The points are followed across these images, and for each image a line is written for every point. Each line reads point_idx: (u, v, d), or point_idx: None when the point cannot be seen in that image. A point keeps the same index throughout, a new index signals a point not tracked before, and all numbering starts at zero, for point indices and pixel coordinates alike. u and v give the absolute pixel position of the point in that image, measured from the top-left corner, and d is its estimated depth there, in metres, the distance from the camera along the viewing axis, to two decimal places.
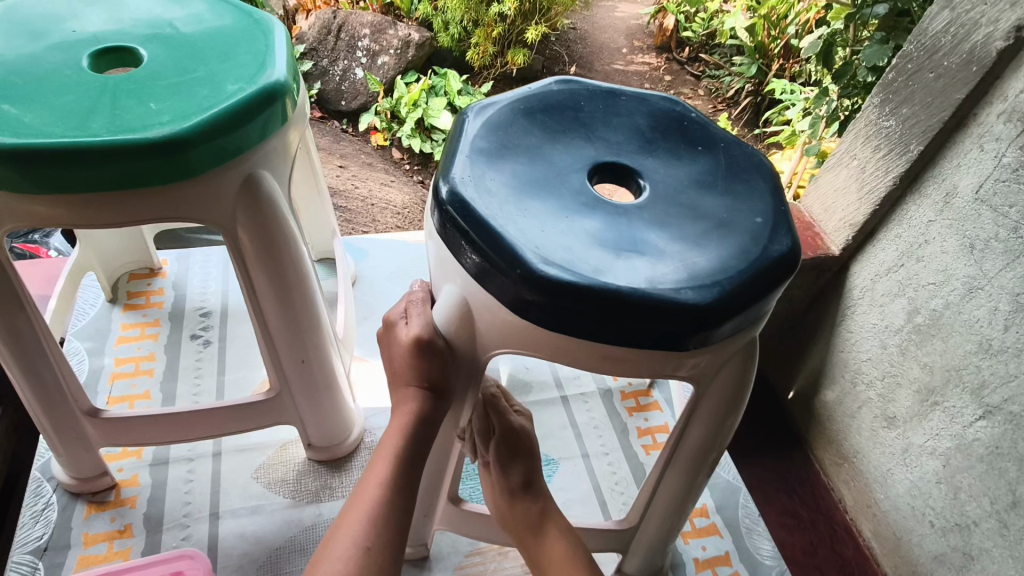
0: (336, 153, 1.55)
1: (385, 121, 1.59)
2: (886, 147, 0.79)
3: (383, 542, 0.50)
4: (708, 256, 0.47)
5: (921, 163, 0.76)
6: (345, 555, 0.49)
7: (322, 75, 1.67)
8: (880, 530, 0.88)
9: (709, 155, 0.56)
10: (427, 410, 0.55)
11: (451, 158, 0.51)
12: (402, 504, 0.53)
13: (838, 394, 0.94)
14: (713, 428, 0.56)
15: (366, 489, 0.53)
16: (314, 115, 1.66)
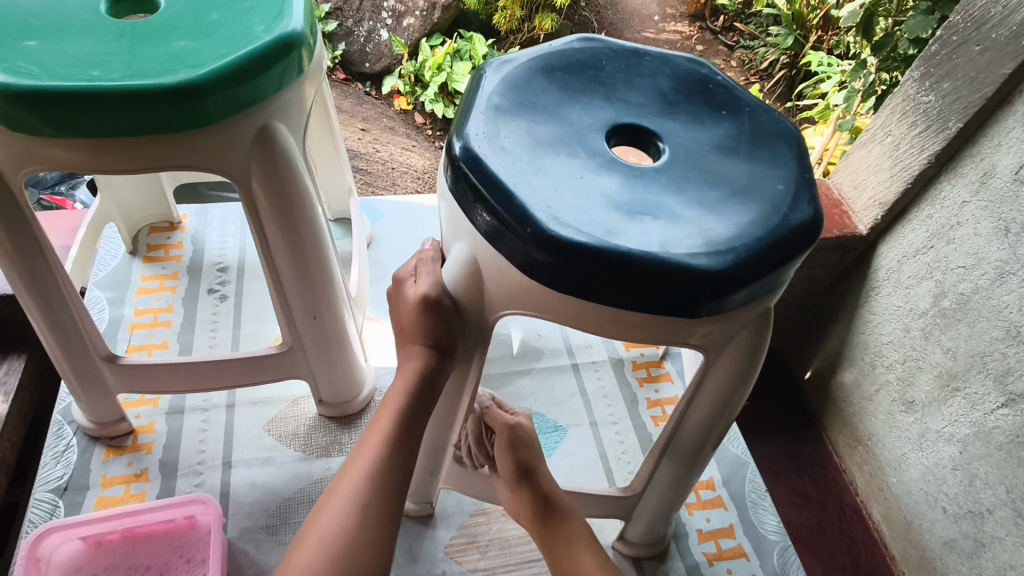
0: (359, 116, 1.54)
1: (408, 84, 1.57)
2: (923, 123, 0.76)
3: (380, 500, 0.51)
4: (725, 222, 0.45)
5: (959, 141, 0.73)
6: (342, 513, 0.50)
7: (347, 36, 1.65)
8: (891, 514, 0.87)
9: (733, 119, 0.54)
10: (432, 366, 0.55)
11: (467, 114, 0.50)
12: (401, 464, 0.54)
13: (856, 375, 0.92)
14: (721, 402, 0.55)
15: (364, 450, 0.54)
16: (337, 77, 1.64)
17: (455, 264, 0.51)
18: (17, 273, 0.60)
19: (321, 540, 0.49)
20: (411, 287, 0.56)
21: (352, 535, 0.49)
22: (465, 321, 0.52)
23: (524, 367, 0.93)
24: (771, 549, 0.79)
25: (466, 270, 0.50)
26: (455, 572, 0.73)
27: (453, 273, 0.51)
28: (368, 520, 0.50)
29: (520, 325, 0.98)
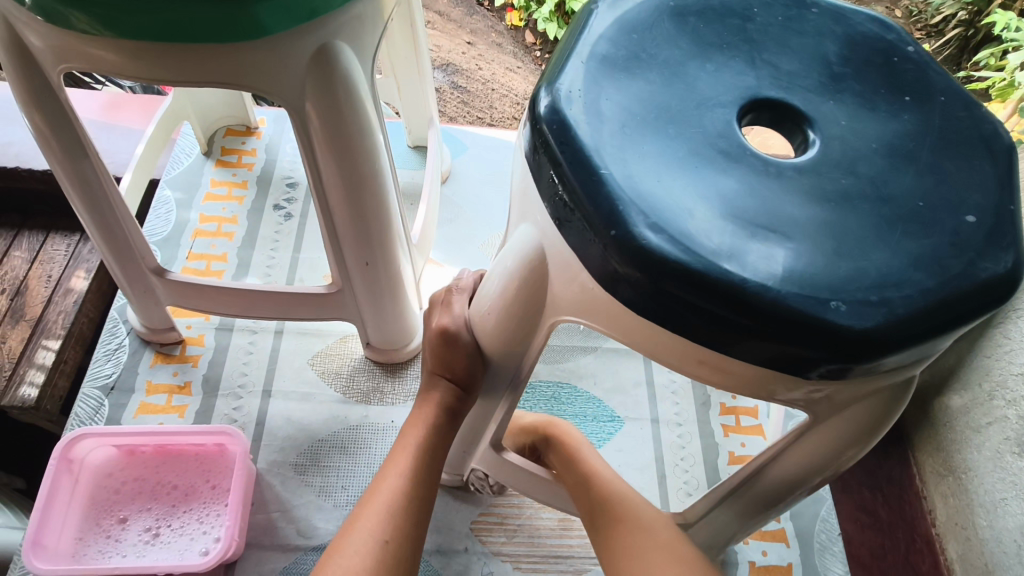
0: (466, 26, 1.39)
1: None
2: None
3: (402, 537, 0.48)
4: (882, 259, 0.34)
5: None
6: (360, 547, 0.46)
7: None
8: (969, 557, 0.74)
9: (919, 112, 0.41)
10: (454, 401, 0.54)
11: (564, 61, 0.39)
12: (423, 496, 0.51)
13: (967, 401, 0.77)
14: (807, 470, 0.46)
15: (384, 482, 0.51)
16: None
17: (489, 296, 0.46)
18: (65, 174, 0.57)
19: None
20: (439, 316, 0.54)
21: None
22: (495, 354, 0.48)
23: (590, 344, 0.84)
24: None
25: (512, 287, 0.43)
26: (478, 551, 0.69)
27: (492, 298, 0.45)
28: (390, 555, 0.47)
29: None
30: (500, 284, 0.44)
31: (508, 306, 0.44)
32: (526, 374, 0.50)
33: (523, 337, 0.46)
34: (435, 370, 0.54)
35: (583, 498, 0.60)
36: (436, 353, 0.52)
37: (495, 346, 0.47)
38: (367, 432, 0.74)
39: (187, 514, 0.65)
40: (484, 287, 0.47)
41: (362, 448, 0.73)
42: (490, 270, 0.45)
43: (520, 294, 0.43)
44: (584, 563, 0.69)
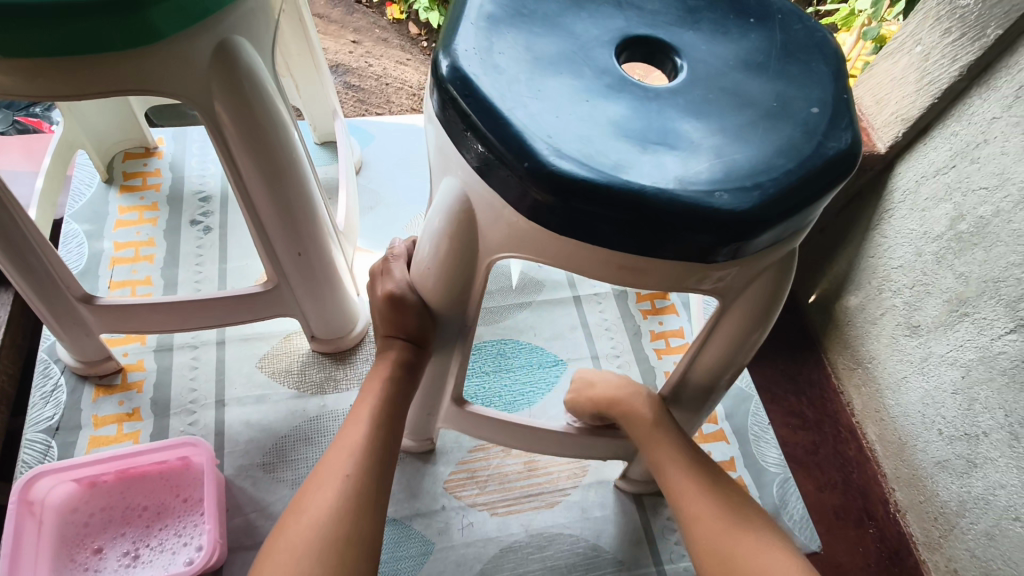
0: (348, 26, 1.42)
1: None
2: (957, 30, 0.72)
3: (367, 471, 0.51)
4: (749, 152, 0.40)
5: (996, 48, 0.69)
6: (329, 486, 0.50)
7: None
8: (886, 434, 0.87)
9: (762, 29, 0.48)
10: (410, 356, 0.57)
11: (455, 26, 0.43)
12: (387, 438, 0.54)
13: (862, 299, 0.90)
14: (715, 364, 0.54)
15: (349, 431, 0.54)
16: None
17: (424, 253, 0.49)
18: None
19: (307, 517, 0.48)
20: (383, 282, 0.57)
21: (339, 507, 0.49)
22: (439, 306, 0.52)
23: (524, 299, 0.89)
24: (771, 482, 0.80)
25: (443, 239, 0.47)
26: (456, 506, 0.73)
27: (428, 256, 0.49)
28: (357, 488, 0.50)
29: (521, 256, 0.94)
30: (433, 239, 0.48)
31: (442, 257, 0.48)
32: (469, 321, 0.54)
33: (462, 285, 0.50)
34: (387, 332, 0.57)
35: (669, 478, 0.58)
36: (385, 317, 0.56)
37: (438, 298, 0.51)
38: (329, 420, 0.76)
39: (164, 530, 0.66)
40: (418, 246, 0.51)
41: (326, 434, 0.75)
42: (421, 228, 0.49)
43: (452, 244, 0.47)
44: (554, 496, 0.75)
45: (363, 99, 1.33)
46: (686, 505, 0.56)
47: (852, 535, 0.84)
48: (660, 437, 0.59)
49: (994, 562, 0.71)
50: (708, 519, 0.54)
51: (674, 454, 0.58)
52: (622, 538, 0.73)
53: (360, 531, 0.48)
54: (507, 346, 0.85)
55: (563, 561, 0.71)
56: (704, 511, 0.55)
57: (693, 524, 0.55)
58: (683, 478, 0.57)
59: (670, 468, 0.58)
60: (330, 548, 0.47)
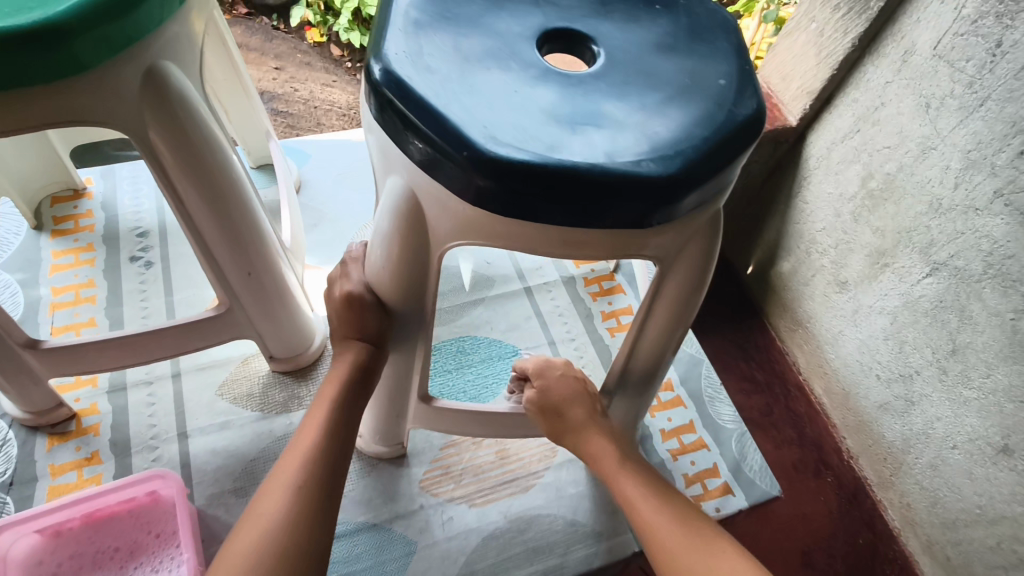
0: (270, 53, 1.43)
1: (318, 14, 1.44)
2: (845, 6, 0.79)
3: (318, 477, 0.52)
4: (670, 123, 0.43)
5: (883, 18, 0.76)
6: (281, 491, 0.50)
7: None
8: (831, 387, 0.94)
9: (668, 14, 0.52)
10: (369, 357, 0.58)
11: (383, 33, 0.45)
12: (339, 445, 0.55)
13: (793, 264, 0.97)
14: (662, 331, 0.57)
15: (300, 440, 0.55)
16: (240, 12, 1.49)
17: (377, 254, 0.51)
18: None
19: (258, 523, 0.48)
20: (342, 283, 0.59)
21: (291, 512, 0.49)
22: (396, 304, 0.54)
23: (477, 297, 0.92)
24: (729, 437, 0.85)
25: (394, 239, 0.49)
26: (433, 504, 0.75)
27: (380, 257, 0.51)
28: (306, 496, 0.51)
29: (469, 256, 0.96)
30: (384, 240, 0.50)
31: (395, 256, 0.50)
32: (427, 316, 0.56)
33: (418, 281, 0.52)
34: (345, 334, 0.58)
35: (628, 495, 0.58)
36: (343, 319, 0.57)
37: (395, 297, 0.53)
38: None
39: (139, 568, 0.65)
40: (370, 248, 0.52)
41: None
42: (370, 232, 0.51)
43: (403, 241, 0.49)
44: (528, 480, 0.78)
45: (293, 124, 1.32)
46: (642, 522, 0.56)
47: (813, 485, 0.89)
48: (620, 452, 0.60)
49: (941, 489, 0.78)
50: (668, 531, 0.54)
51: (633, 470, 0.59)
52: (597, 511, 0.76)
53: (307, 539, 0.49)
54: (465, 342, 0.87)
55: (544, 541, 0.73)
56: (660, 524, 0.55)
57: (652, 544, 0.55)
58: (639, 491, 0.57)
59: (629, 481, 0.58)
60: (285, 554, 0.47)
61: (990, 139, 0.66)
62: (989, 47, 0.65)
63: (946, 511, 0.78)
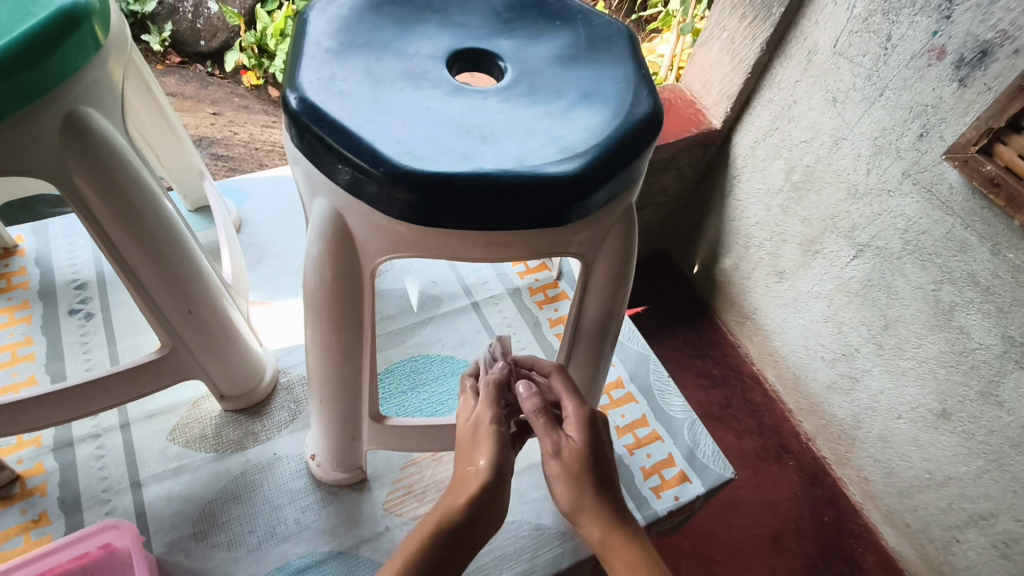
0: (205, 100, 1.46)
1: (252, 58, 1.56)
2: (751, 14, 0.87)
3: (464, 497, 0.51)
4: (575, 127, 0.46)
5: (784, 24, 0.85)
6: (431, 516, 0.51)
7: (170, 14, 1.62)
8: (782, 373, 1.07)
9: (568, 28, 0.56)
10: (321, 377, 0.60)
11: (297, 63, 0.48)
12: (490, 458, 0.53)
13: (734, 260, 1.09)
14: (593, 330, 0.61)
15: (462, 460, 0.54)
16: (173, 60, 1.62)
17: (309, 282, 0.52)
18: None
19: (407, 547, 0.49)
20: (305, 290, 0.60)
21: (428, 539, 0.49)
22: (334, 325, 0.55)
23: (426, 316, 0.94)
24: (682, 427, 0.88)
25: (326, 262, 0.50)
26: (398, 524, 0.74)
27: (314, 282, 0.52)
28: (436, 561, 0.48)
29: (414, 277, 0.98)
30: (316, 267, 0.51)
31: (329, 280, 0.51)
32: (369, 333, 0.57)
33: (354, 299, 0.53)
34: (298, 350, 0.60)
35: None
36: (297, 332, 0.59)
37: (330, 320, 0.54)
38: (255, 472, 0.76)
39: None
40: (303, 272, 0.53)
41: (256, 488, 0.75)
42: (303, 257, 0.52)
43: (335, 261, 0.50)
44: None
45: (235, 167, 1.31)
46: None
47: (776, 470, 1.04)
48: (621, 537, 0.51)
49: (893, 459, 0.91)
50: None
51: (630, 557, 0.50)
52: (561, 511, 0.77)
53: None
54: (418, 361, 0.89)
55: (512, 547, 0.74)
56: None
57: None
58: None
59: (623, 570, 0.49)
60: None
61: (893, 125, 0.76)
62: (880, 43, 0.75)
63: (900, 480, 0.91)
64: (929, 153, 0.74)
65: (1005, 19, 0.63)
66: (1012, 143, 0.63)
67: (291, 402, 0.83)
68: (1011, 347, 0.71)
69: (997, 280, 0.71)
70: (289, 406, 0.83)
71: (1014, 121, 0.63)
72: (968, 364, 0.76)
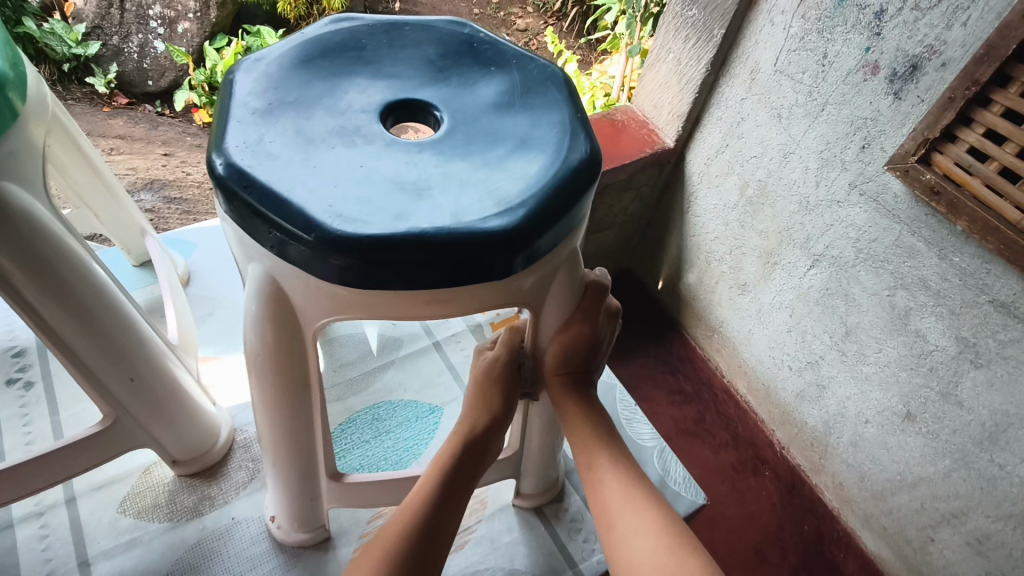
0: (157, 141, 1.43)
1: (204, 96, 1.55)
2: (694, 36, 0.89)
3: (410, 543, 0.51)
4: (511, 177, 0.46)
5: (726, 45, 0.87)
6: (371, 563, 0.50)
7: (115, 55, 1.60)
8: (752, 384, 1.08)
9: (502, 73, 0.55)
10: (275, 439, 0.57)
11: (224, 126, 0.46)
12: (443, 501, 0.55)
13: (697, 275, 1.10)
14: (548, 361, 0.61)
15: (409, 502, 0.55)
16: (121, 102, 1.56)
17: (249, 344, 0.50)
18: None
19: None
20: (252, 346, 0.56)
21: None
22: (279, 388, 0.53)
23: (386, 359, 0.92)
24: (650, 453, 0.88)
25: (265, 324, 0.49)
26: None
27: (255, 346, 0.50)
28: None
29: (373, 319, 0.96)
30: (255, 327, 0.49)
31: (270, 342, 0.49)
32: (318, 392, 0.56)
33: (297, 360, 0.51)
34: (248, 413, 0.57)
35: (615, 488, 0.56)
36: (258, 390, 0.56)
37: (274, 383, 0.52)
38: (213, 539, 0.73)
39: None
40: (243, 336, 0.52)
41: (214, 557, 0.71)
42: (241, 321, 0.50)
43: (274, 324, 0.49)
44: (461, 537, 0.77)
45: (191, 210, 1.26)
46: (613, 523, 0.54)
47: (753, 482, 1.03)
48: (608, 450, 0.59)
49: (865, 464, 0.91)
50: (636, 542, 0.51)
51: (612, 470, 0.57)
52: (534, 553, 0.76)
53: (450, 526, 0.54)
54: (380, 408, 0.87)
55: None
56: (631, 525, 0.53)
57: (617, 549, 0.53)
58: (617, 494, 0.55)
59: (609, 482, 0.56)
60: None
61: (836, 139, 0.78)
62: (817, 60, 0.77)
63: (874, 484, 0.91)
64: (872, 164, 0.75)
65: (931, 33, 0.65)
66: (948, 152, 0.66)
67: (249, 461, 0.80)
68: (965, 348, 0.73)
69: (947, 284, 0.72)
70: (247, 464, 0.80)
71: (948, 131, 0.65)
72: (927, 366, 0.77)
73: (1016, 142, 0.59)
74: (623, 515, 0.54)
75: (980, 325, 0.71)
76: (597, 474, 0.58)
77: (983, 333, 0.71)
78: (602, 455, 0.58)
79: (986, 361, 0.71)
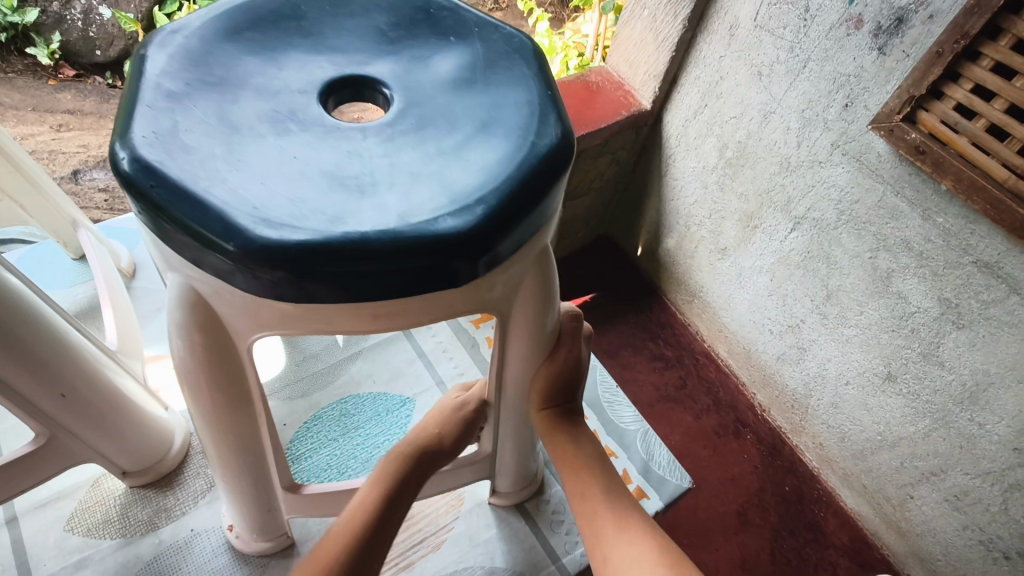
0: (106, 113, 1.32)
1: None
2: None
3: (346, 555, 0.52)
4: (469, 168, 0.40)
5: None
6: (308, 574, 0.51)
7: (57, 23, 1.43)
8: (732, 348, 1.04)
9: (463, 44, 0.49)
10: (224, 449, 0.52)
11: (131, 112, 0.40)
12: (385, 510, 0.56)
13: (676, 240, 1.05)
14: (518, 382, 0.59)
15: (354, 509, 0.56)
16: (67, 73, 1.42)
17: (178, 358, 0.45)
18: None
19: None
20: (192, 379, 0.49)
21: None
22: (218, 402, 0.47)
23: (354, 351, 0.86)
24: None
25: (192, 336, 0.43)
26: None
27: (184, 360, 0.45)
28: None
29: None
30: (182, 339, 0.43)
31: (201, 355, 0.44)
32: (262, 403, 0.51)
33: (235, 373, 0.46)
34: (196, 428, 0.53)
35: (611, 516, 0.59)
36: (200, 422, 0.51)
37: (211, 398, 0.47)
38: (170, 555, 0.68)
39: None
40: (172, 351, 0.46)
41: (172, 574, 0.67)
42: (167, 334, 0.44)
43: (203, 336, 0.43)
44: (438, 536, 0.73)
45: None
46: (607, 549, 0.57)
47: (735, 445, 1.00)
48: (595, 475, 0.62)
49: (845, 424, 0.89)
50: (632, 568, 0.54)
51: (604, 499, 0.60)
52: (513, 549, 0.73)
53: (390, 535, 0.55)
54: (348, 403, 0.82)
55: None
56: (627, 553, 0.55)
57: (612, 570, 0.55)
58: (611, 526, 0.58)
59: (603, 512, 0.59)
60: None
61: (818, 96, 0.73)
62: (799, 14, 0.71)
63: (854, 444, 0.89)
64: (855, 123, 0.70)
65: None
66: (933, 109, 0.61)
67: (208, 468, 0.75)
68: (947, 309, 0.70)
69: (930, 244, 0.69)
70: (205, 471, 0.74)
71: (934, 87, 0.60)
72: (909, 328, 0.74)
73: (1005, 98, 0.55)
74: (619, 542, 0.56)
75: (962, 286, 0.67)
76: (591, 504, 0.60)
77: (965, 295, 0.67)
78: (593, 483, 0.61)
79: (968, 322, 0.68)
